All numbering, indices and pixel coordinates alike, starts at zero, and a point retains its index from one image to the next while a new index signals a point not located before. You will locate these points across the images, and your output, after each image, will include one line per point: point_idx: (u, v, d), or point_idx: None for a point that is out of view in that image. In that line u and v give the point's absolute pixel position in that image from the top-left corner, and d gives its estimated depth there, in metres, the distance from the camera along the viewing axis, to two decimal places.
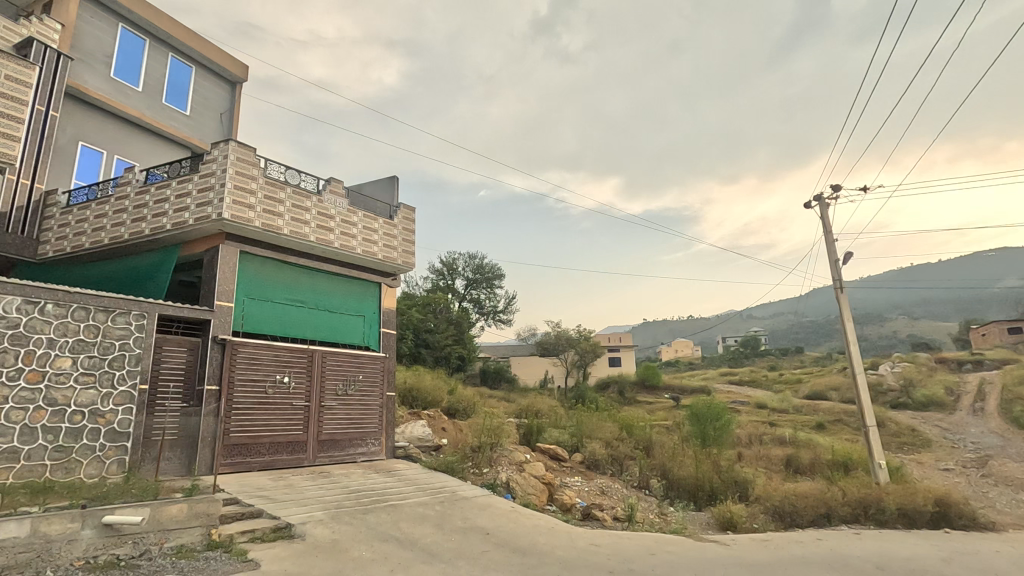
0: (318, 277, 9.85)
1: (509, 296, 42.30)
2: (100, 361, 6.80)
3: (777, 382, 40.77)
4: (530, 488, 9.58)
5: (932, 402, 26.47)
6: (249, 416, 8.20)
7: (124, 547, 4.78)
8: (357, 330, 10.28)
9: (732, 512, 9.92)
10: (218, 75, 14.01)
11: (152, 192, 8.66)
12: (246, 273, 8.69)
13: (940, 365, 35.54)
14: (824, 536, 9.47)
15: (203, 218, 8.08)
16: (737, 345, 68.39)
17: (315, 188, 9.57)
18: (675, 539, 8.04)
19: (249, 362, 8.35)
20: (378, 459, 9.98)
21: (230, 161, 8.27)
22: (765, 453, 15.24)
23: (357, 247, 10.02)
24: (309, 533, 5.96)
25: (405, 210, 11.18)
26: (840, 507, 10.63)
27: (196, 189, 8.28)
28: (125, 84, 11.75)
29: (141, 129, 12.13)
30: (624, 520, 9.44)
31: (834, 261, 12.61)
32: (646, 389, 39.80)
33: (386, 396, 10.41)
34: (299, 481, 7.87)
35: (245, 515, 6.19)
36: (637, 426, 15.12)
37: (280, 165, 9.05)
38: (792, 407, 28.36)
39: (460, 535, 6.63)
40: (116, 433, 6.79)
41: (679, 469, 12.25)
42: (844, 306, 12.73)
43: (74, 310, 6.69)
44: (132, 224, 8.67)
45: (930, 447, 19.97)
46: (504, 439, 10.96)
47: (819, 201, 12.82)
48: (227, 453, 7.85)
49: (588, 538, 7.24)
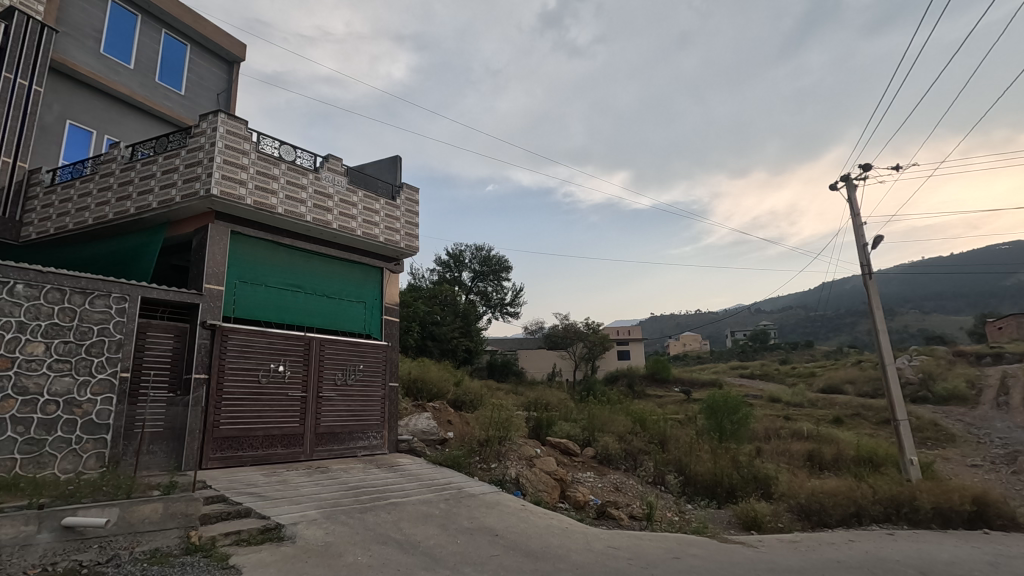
0: (316, 261, 9.28)
1: (516, 289, 41.72)
2: (76, 347, 6.27)
3: (790, 376, 40.05)
4: (541, 484, 9.04)
5: (954, 396, 25.71)
6: (240, 408, 7.65)
7: (88, 552, 4.25)
8: (358, 317, 9.73)
9: (755, 510, 9.33)
10: (215, 55, 13.47)
11: (138, 167, 8.11)
12: (237, 254, 8.13)
13: (958, 358, 34.57)
14: (856, 537, 8.83)
15: (190, 195, 7.54)
16: (747, 339, 67.46)
17: (312, 165, 8.99)
18: (698, 540, 7.46)
19: (240, 349, 7.80)
20: (380, 453, 9.47)
21: (219, 134, 7.71)
22: (784, 448, 14.58)
23: (357, 229, 9.44)
24: (300, 535, 5.41)
25: (408, 191, 10.60)
26: (870, 506, 9.99)
27: (183, 165, 7.74)
28: (115, 60, 11.21)
29: (132, 109, 11.59)
30: (642, 518, 8.89)
31: (862, 246, 11.89)
32: (656, 382, 39.20)
33: (388, 387, 9.86)
34: (293, 476, 7.33)
35: (232, 514, 5.65)
36: (650, 419, 14.54)
37: (274, 140, 8.48)
38: (807, 402, 27.69)
39: (465, 536, 6.06)
40: (93, 425, 6.25)
41: (696, 464, 11.69)
42: (874, 293, 12.01)
43: (47, 291, 6.16)
44: (117, 203, 8.14)
45: (954, 442, 19.25)
46: (513, 432, 10.41)
47: (846, 180, 12.05)
48: (216, 447, 7.30)
49: (605, 540, 6.65)
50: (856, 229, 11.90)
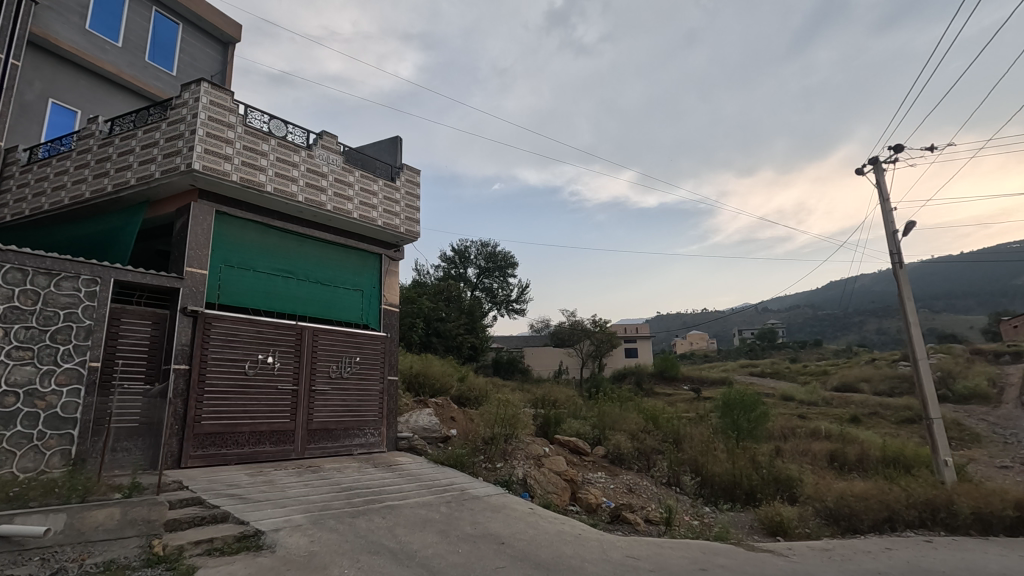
0: (309, 245, 8.67)
1: (521, 285, 41.05)
2: (39, 333, 5.69)
3: (801, 375, 39.15)
4: (550, 486, 8.43)
5: (974, 395, 24.89)
6: (225, 402, 7.04)
7: (27, 567, 3.63)
8: (354, 306, 9.13)
9: (781, 514, 8.65)
10: (209, 35, 12.87)
11: (116, 142, 7.53)
12: (222, 235, 7.53)
13: (976, 356, 33.61)
14: (892, 545, 8.14)
15: (171, 170, 6.95)
16: (755, 338, 66.55)
17: (304, 141, 8.39)
18: (722, 548, 6.81)
19: (225, 338, 7.19)
20: (377, 452, 8.86)
21: (202, 104, 7.12)
22: (804, 448, 13.89)
23: (353, 211, 8.83)
24: (281, 544, 4.79)
25: (408, 172, 9.99)
26: (904, 511, 9.26)
27: (163, 138, 7.15)
28: (102, 38, 10.66)
29: (119, 90, 11.04)
30: (659, 523, 8.22)
31: (891, 233, 11.16)
32: (665, 380, 38.41)
33: (387, 380, 9.26)
34: (281, 477, 6.72)
35: (206, 519, 5.03)
36: (663, 417, 13.86)
37: (263, 114, 7.88)
38: (821, 401, 26.89)
39: (468, 545, 5.43)
40: (58, 419, 5.67)
41: (713, 465, 11.02)
42: (904, 284, 11.28)
43: (6, 271, 5.57)
44: (94, 180, 7.56)
45: (980, 443, 18.45)
46: (520, 429, 9.79)
47: (875, 164, 11.32)
48: (197, 444, 6.71)
49: (623, 549, 6.02)
50: (885, 216, 11.16)
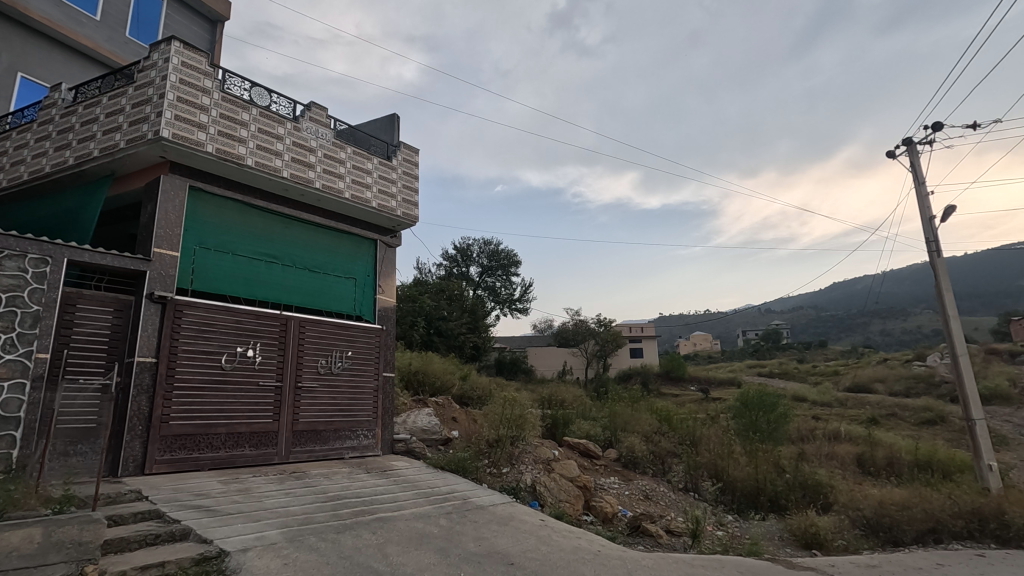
0: (297, 228, 7.90)
1: (525, 284, 40.28)
2: None
3: (812, 375, 38.26)
4: (561, 493, 7.63)
5: (994, 395, 24.06)
6: (197, 400, 6.25)
7: None
8: (346, 295, 8.34)
9: (816, 525, 7.82)
10: (196, 12, 12.12)
11: (80, 111, 6.76)
12: (197, 214, 6.75)
13: (992, 356, 32.77)
14: (944, 560, 7.30)
15: (136, 138, 6.17)
16: (761, 338, 65.62)
17: (290, 113, 7.63)
18: (759, 565, 6.01)
19: (199, 328, 6.41)
20: (371, 455, 8.07)
21: (172, 66, 6.35)
22: (828, 451, 13.04)
23: (345, 190, 8.05)
24: (248, 567, 3.99)
25: (406, 151, 9.22)
26: (951, 520, 8.42)
27: (130, 104, 6.37)
28: (78, 10, 9.92)
29: (96, 66, 10.30)
30: (681, 534, 7.41)
31: (928, 220, 10.33)
32: (671, 380, 37.57)
33: (382, 377, 8.47)
34: (259, 484, 5.93)
35: (160, 538, 4.24)
36: (677, 418, 13.05)
37: (244, 81, 7.13)
38: (835, 402, 26.04)
39: (471, 567, 4.61)
40: None
41: (735, 469, 10.21)
42: (942, 274, 10.45)
43: None
44: (55, 153, 6.78)
45: (1007, 445, 17.59)
46: (528, 430, 8.99)
47: (909, 145, 10.49)
48: (164, 448, 5.92)
49: (650, 569, 5.21)
50: (921, 201, 10.32)
